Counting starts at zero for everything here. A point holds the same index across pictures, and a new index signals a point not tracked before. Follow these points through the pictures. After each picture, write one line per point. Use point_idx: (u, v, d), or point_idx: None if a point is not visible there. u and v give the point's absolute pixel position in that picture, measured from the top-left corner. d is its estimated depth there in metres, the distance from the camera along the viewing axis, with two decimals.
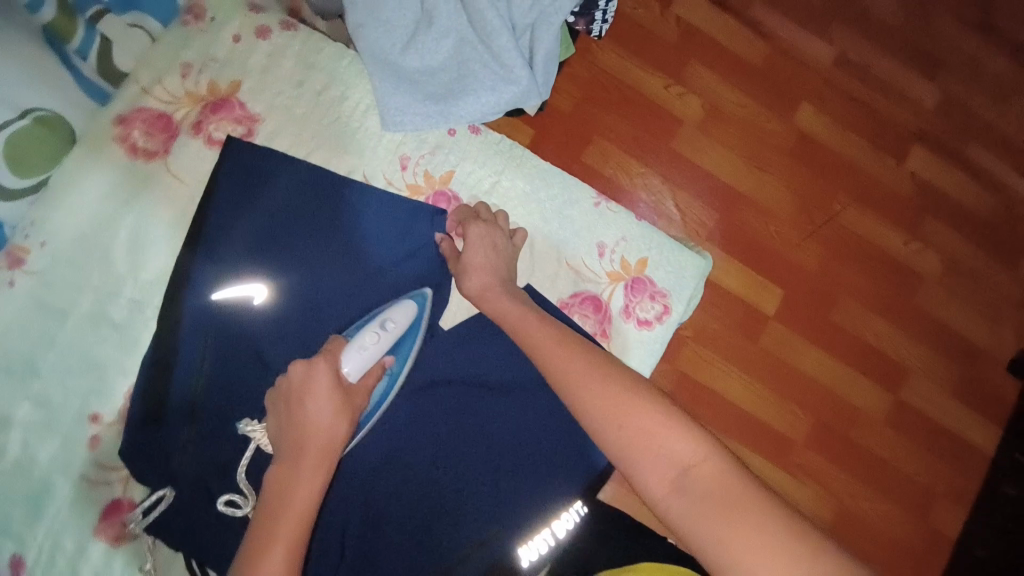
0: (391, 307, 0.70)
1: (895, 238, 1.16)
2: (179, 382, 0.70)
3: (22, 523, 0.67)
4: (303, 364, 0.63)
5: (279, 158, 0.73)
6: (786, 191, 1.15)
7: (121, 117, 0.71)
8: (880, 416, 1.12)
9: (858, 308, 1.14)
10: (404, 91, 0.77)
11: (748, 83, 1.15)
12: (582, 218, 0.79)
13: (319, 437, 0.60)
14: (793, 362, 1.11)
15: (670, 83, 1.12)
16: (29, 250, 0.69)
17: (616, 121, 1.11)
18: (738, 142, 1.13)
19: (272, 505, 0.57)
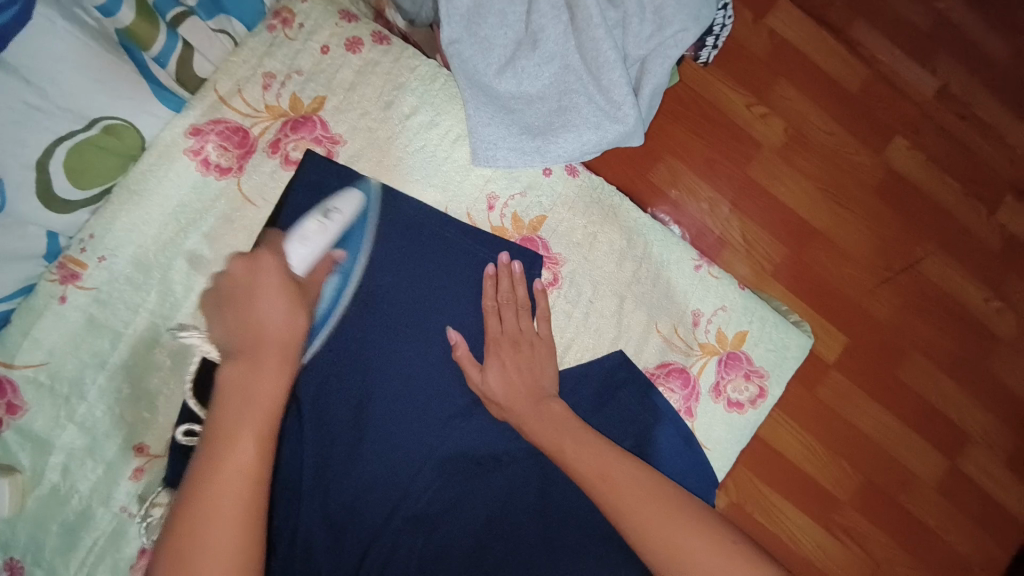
0: (332, 196, 0.63)
1: (976, 294, 1.04)
2: None
3: (54, 553, 0.62)
4: (246, 260, 0.55)
5: (353, 179, 0.66)
6: (866, 231, 1.03)
7: (196, 128, 0.64)
8: (932, 481, 1.00)
9: (928, 366, 1.02)
10: (499, 122, 0.70)
11: (842, 110, 1.03)
12: (680, 282, 0.71)
13: (275, 328, 0.51)
14: (856, 422, 0.99)
15: (754, 102, 1.01)
16: (85, 264, 0.62)
17: (690, 137, 1.00)
18: (822, 174, 1.02)
19: (225, 409, 0.46)
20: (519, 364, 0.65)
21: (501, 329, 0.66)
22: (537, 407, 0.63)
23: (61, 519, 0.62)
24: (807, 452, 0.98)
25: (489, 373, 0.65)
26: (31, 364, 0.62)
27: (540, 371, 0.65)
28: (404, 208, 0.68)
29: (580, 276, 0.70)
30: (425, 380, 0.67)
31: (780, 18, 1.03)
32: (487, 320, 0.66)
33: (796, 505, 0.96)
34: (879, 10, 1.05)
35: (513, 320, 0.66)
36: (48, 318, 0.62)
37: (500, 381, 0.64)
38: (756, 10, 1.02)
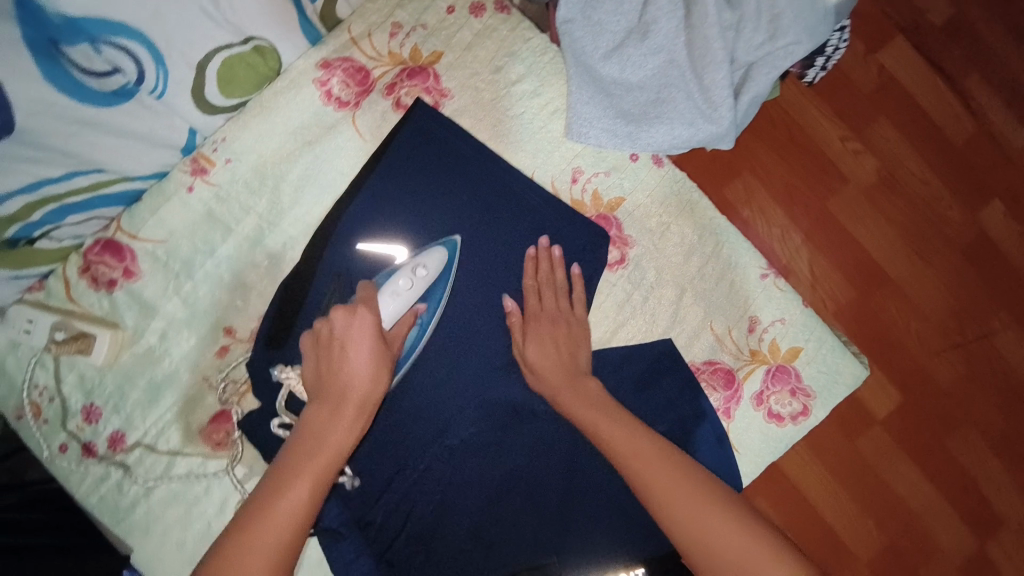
0: (421, 252, 0.66)
1: None
2: (308, 313, 0.70)
3: (135, 406, 0.71)
4: (345, 311, 0.59)
5: (456, 133, 0.72)
6: (943, 290, 0.99)
7: (326, 62, 0.71)
8: (958, 562, 0.95)
9: (979, 443, 0.98)
10: (598, 104, 0.73)
11: (941, 161, 1.00)
12: (744, 286, 0.73)
13: (359, 390, 0.56)
14: (892, 482, 0.95)
15: (850, 136, 0.98)
16: (214, 162, 0.71)
17: (772, 160, 0.97)
18: (906, 221, 0.99)
19: (295, 451, 0.53)
20: (557, 340, 0.67)
21: (548, 303, 0.69)
22: (572, 389, 0.64)
23: (150, 376, 0.71)
24: (830, 500, 0.93)
25: (529, 344, 0.67)
26: (152, 239, 0.71)
27: (578, 352, 0.67)
28: (491, 167, 0.72)
29: (646, 261, 0.72)
30: (480, 326, 0.72)
31: (893, 55, 1.00)
32: (527, 297, 0.69)
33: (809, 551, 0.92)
34: (997, 70, 1.02)
35: (552, 300, 0.69)
36: (174, 203, 0.71)
37: (537, 353, 0.66)
38: (870, 43, 1.00)
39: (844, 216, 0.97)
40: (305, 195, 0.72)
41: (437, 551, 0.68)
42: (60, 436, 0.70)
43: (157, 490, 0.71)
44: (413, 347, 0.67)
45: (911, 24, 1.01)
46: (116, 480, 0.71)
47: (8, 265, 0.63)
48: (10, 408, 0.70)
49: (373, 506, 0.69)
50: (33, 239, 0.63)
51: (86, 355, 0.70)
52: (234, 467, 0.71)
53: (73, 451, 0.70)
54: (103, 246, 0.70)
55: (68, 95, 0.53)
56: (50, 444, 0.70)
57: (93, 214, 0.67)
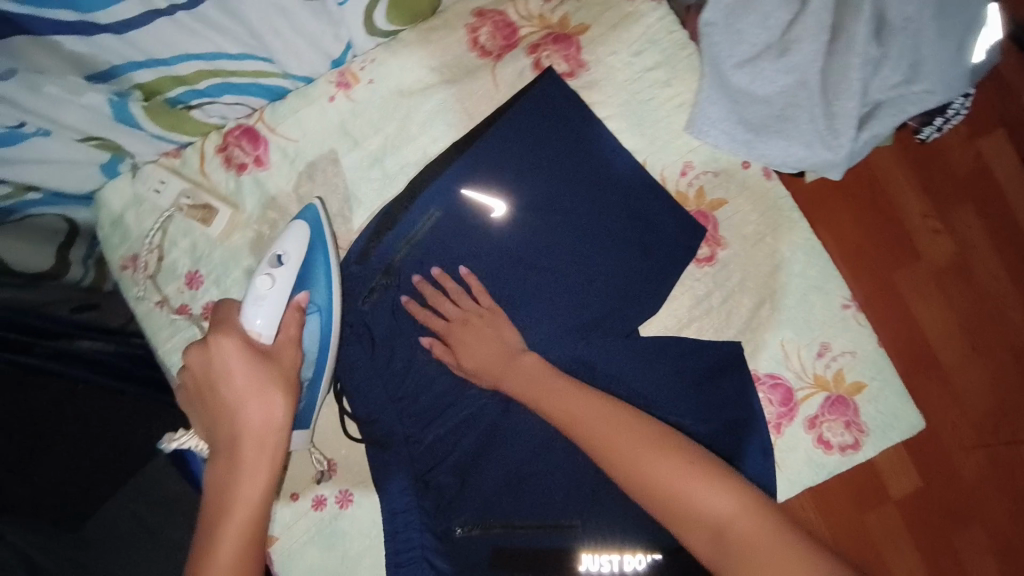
0: (280, 239, 0.66)
1: None
2: (399, 232, 0.74)
3: (235, 283, 0.76)
4: (201, 348, 0.59)
5: (579, 108, 0.75)
6: (991, 389, 0.98)
7: (480, 11, 0.76)
8: None
9: (992, 549, 0.96)
10: (724, 107, 0.75)
11: (1021, 261, 0.99)
12: (823, 312, 0.74)
13: (252, 429, 0.57)
14: (890, 560, 0.95)
15: (932, 215, 0.98)
16: (358, 79, 0.75)
17: (852, 219, 0.99)
18: (969, 311, 0.98)
19: (212, 511, 0.56)
20: (489, 339, 0.70)
21: (450, 315, 0.72)
22: (513, 370, 0.67)
23: (254, 260, 0.75)
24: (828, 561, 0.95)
25: (465, 358, 0.70)
26: (288, 136, 0.75)
27: (505, 336, 0.70)
28: (604, 146, 0.75)
29: (732, 265, 0.75)
30: (558, 287, 0.74)
31: (996, 145, 0.99)
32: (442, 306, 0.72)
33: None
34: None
35: (463, 301, 0.72)
36: (313, 107, 0.75)
37: (473, 360, 0.70)
38: (974, 127, 1.00)
39: (907, 291, 0.97)
40: (434, 127, 0.76)
41: (468, 489, 0.72)
42: (158, 293, 0.76)
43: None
44: (323, 336, 0.67)
45: (1022, 118, 0.99)
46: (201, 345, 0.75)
47: (159, 124, 0.69)
48: (118, 256, 0.76)
49: (425, 428, 0.74)
50: (190, 105, 0.69)
51: (206, 225, 0.75)
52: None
53: (167, 310, 0.75)
54: (243, 132, 0.75)
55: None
56: (148, 296, 0.76)
57: (242, 100, 0.72)
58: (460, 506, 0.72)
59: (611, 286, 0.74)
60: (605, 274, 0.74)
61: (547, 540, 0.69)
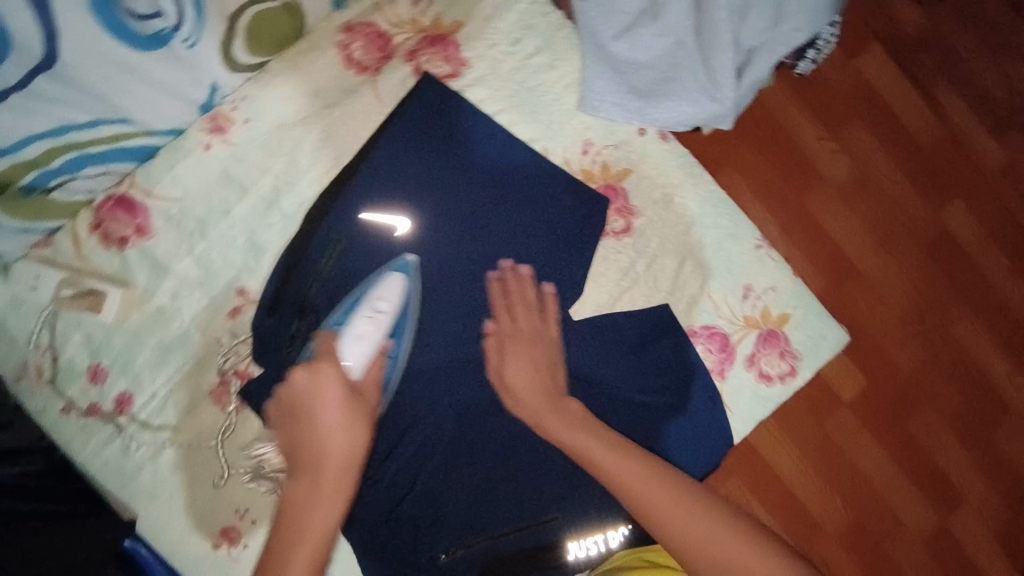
0: (377, 284, 0.69)
1: (1000, 368, 1.08)
2: (309, 261, 0.73)
3: (146, 366, 0.72)
4: (307, 372, 0.61)
5: (467, 108, 0.75)
6: (907, 283, 1.07)
7: (349, 26, 0.73)
8: (920, 535, 1.04)
9: (939, 424, 1.06)
10: (610, 80, 0.76)
11: (909, 163, 1.08)
12: (739, 256, 0.77)
13: (335, 453, 0.57)
14: (856, 459, 1.03)
15: (826, 136, 1.05)
16: (233, 121, 0.72)
17: (756, 157, 1.04)
18: (876, 218, 1.06)
19: (286, 539, 0.54)
20: (535, 361, 0.68)
21: (502, 326, 0.70)
22: (551, 408, 0.66)
23: (160, 336, 0.73)
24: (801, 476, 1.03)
25: (508, 364, 0.68)
26: (167, 197, 0.71)
27: (554, 373, 0.69)
28: (498, 142, 0.75)
29: (649, 230, 0.77)
30: (482, 291, 0.74)
31: (871, 62, 1.07)
32: (496, 317, 0.71)
33: (781, 524, 1.02)
34: (969, 79, 1.10)
35: (522, 320, 0.70)
36: (190, 160, 0.71)
37: (517, 375, 0.68)
38: (850, 49, 1.07)
39: (820, 212, 1.04)
40: (324, 154, 0.73)
41: (445, 510, 0.73)
42: (63, 398, 0.71)
43: (163, 453, 0.73)
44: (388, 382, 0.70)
45: (889, 33, 1.08)
46: (120, 443, 0.72)
47: (18, 215, 0.64)
48: (10, 368, 0.71)
49: (382, 465, 0.73)
50: (49, 188, 0.64)
51: (96, 312, 0.71)
52: (235, 432, 0.73)
53: (76, 415, 0.72)
54: (116, 203, 0.71)
55: (116, 36, 0.55)
56: (54, 403, 0.71)
57: (107, 168, 0.68)
58: (439, 531, 0.73)
59: (540, 277, 0.75)
60: (526, 268, 0.75)
61: (540, 537, 0.74)
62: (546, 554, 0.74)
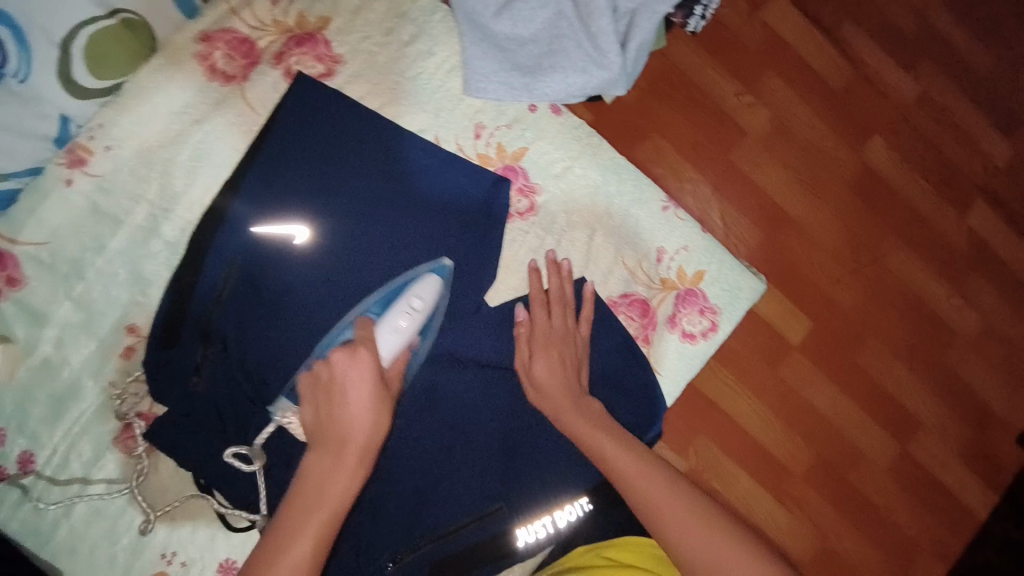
0: (415, 284, 0.68)
1: (938, 290, 1.12)
2: (202, 298, 0.68)
3: (40, 422, 0.67)
4: (345, 351, 0.62)
5: (347, 103, 0.71)
6: (838, 224, 1.08)
7: (205, 35, 0.69)
8: (884, 462, 1.08)
9: (886, 352, 1.10)
10: (493, 58, 0.74)
11: (825, 106, 1.08)
12: (647, 220, 0.77)
13: (359, 435, 0.58)
14: (812, 398, 1.06)
15: (743, 92, 1.05)
16: (92, 151, 0.67)
17: (676, 119, 1.03)
18: (801, 165, 1.07)
19: (302, 504, 0.55)
20: (563, 356, 0.69)
21: (536, 323, 0.71)
22: (574, 406, 0.67)
23: (50, 390, 0.68)
24: (762, 424, 1.05)
25: (536, 360, 0.69)
26: (34, 242, 0.67)
27: (580, 373, 0.70)
28: (386, 135, 0.72)
29: (554, 206, 0.75)
30: (394, 291, 0.72)
31: (775, 12, 1.06)
32: (534, 310, 0.71)
33: (751, 474, 1.04)
34: (873, 16, 1.10)
35: (559, 317, 0.71)
36: (53, 199, 0.67)
37: (545, 370, 0.69)
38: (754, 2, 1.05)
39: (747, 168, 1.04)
40: (197, 173, 0.69)
41: (385, 521, 0.70)
42: None
43: (76, 507, 0.68)
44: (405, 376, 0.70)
45: None
46: (28, 506, 0.67)
47: None
48: None
49: None
50: None
51: None
52: (148, 474, 0.69)
53: None
54: None
55: None
56: None
57: None
58: (379, 540, 0.70)
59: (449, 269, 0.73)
60: (435, 262, 0.72)
61: (486, 530, 0.72)
62: (495, 546, 0.72)
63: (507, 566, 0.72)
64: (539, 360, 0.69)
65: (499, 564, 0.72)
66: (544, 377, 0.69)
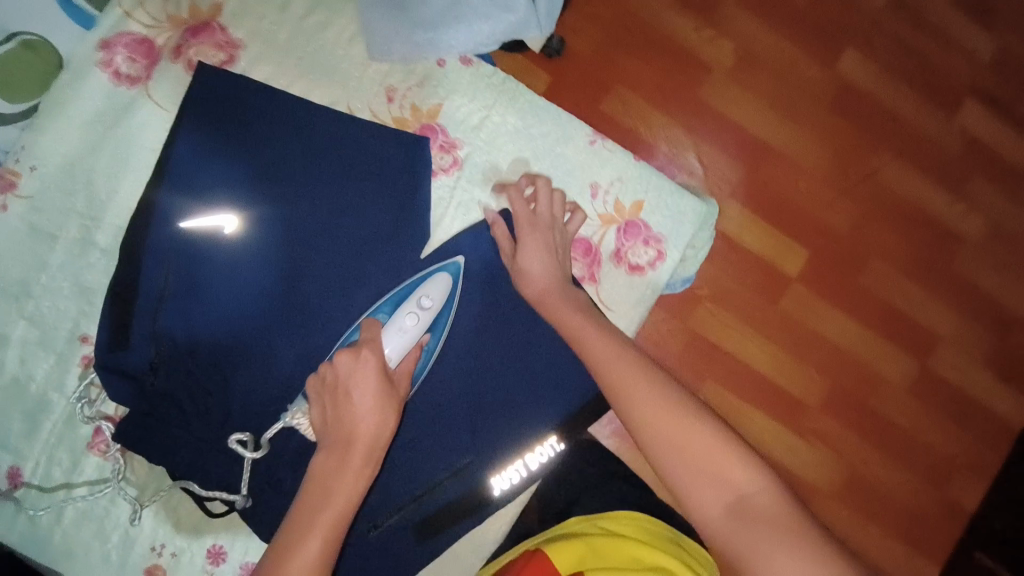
0: (425, 282, 0.68)
1: (940, 199, 1.06)
2: (145, 297, 0.69)
3: (20, 437, 0.70)
4: (350, 353, 0.61)
5: (256, 87, 0.71)
6: (818, 144, 1.05)
7: (105, 41, 0.71)
8: (904, 382, 1.04)
9: (890, 270, 1.05)
10: (393, 19, 0.73)
11: (787, 28, 1.05)
12: (576, 156, 0.75)
13: (365, 430, 0.58)
14: (817, 327, 1.02)
15: (702, 26, 1.03)
16: (20, 174, 0.70)
17: (627, 60, 1.01)
18: (769, 90, 1.04)
19: (310, 502, 0.56)
20: (549, 246, 0.68)
21: (520, 215, 0.69)
22: (558, 298, 0.66)
23: (22, 407, 0.70)
24: (769, 359, 1.02)
25: (521, 248, 0.68)
26: None
27: (563, 261, 0.69)
28: (298, 111, 0.71)
29: (478, 157, 0.74)
30: (335, 268, 0.71)
31: None
32: (515, 205, 0.70)
33: (765, 409, 1.01)
34: None
35: (545, 208, 0.70)
36: None
37: (528, 257, 0.68)
38: None
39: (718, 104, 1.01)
40: (121, 178, 0.71)
41: None
42: None
43: (67, 511, 0.70)
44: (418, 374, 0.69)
45: None
46: (24, 516, 0.70)
47: None
48: None
49: (279, 465, 0.70)
50: None
51: None
52: (125, 472, 0.71)
53: None
54: None
55: None
56: None
57: None
58: (355, 513, 0.70)
59: (382, 226, 0.72)
60: (369, 229, 0.71)
61: (462, 484, 0.72)
62: (471, 500, 0.72)
63: (486, 517, 0.72)
64: (528, 252, 0.68)
65: (479, 516, 0.72)
66: (534, 283, 0.67)
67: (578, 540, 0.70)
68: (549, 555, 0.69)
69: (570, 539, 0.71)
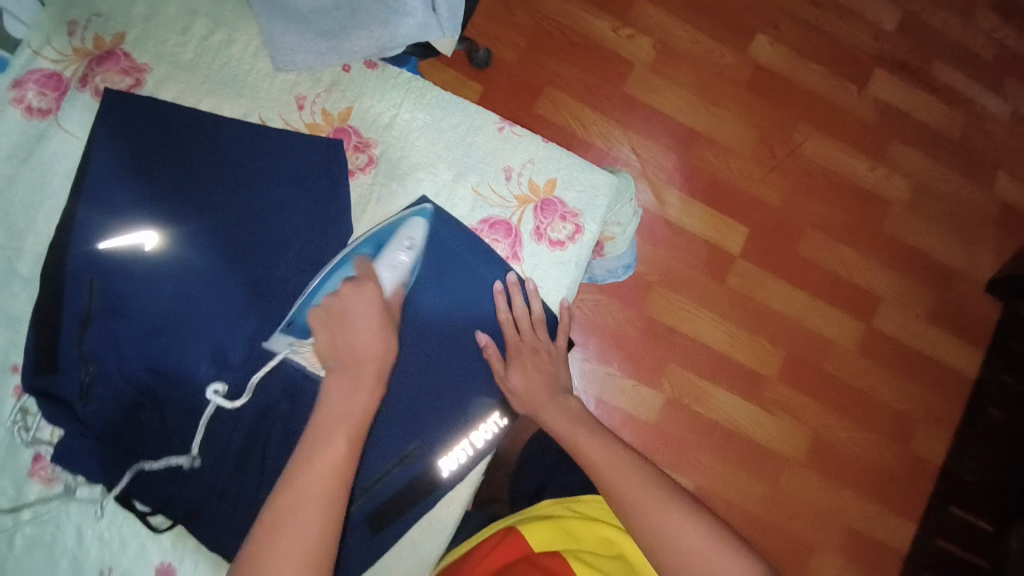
0: (406, 222, 0.72)
1: (862, 165, 1.34)
2: (69, 321, 0.68)
3: None
4: (353, 285, 0.67)
5: (165, 105, 0.73)
6: (744, 126, 1.31)
7: (16, 81, 0.72)
8: (852, 345, 1.29)
9: (825, 238, 1.31)
10: (295, 30, 0.76)
11: (697, 19, 1.31)
12: (487, 143, 0.79)
13: (376, 355, 0.65)
14: (767, 300, 1.28)
15: (620, 25, 1.28)
16: None
17: (561, 66, 1.26)
18: (689, 79, 1.30)
19: (327, 415, 0.60)
20: (538, 366, 0.75)
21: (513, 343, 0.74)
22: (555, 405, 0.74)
23: None
24: (729, 340, 1.26)
25: (513, 375, 0.74)
26: None
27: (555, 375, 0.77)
28: (209, 125, 0.73)
29: (392, 154, 0.77)
30: (263, 271, 0.72)
31: None
32: (506, 330, 0.74)
33: (726, 385, 1.25)
34: None
35: (531, 332, 0.75)
36: None
37: (521, 380, 0.74)
38: None
39: (640, 93, 1.27)
40: (40, 207, 0.71)
41: None
42: None
43: (14, 542, 0.68)
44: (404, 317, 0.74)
45: None
46: None
47: None
48: None
49: (226, 475, 0.70)
50: None
51: None
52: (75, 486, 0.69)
53: None
54: None
55: None
56: None
57: None
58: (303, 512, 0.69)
59: (307, 227, 0.73)
60: (294, 229, 0.73)
61: (409, 473, 0.71)
62: (419, 487, 0.71)
63: (436, 501, 0.72)
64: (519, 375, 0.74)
65: (430, 501, 0.72)
66: (525, 394, 0.73)
67: (549, 521, 0.72)
68: (523, 532, 0.71)
69: (541, 519, 0.73)
